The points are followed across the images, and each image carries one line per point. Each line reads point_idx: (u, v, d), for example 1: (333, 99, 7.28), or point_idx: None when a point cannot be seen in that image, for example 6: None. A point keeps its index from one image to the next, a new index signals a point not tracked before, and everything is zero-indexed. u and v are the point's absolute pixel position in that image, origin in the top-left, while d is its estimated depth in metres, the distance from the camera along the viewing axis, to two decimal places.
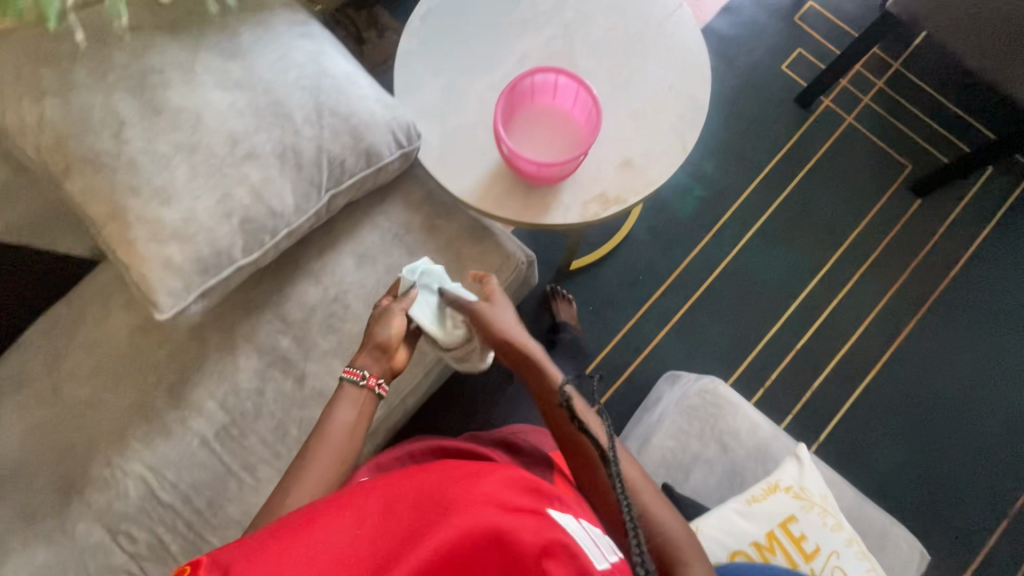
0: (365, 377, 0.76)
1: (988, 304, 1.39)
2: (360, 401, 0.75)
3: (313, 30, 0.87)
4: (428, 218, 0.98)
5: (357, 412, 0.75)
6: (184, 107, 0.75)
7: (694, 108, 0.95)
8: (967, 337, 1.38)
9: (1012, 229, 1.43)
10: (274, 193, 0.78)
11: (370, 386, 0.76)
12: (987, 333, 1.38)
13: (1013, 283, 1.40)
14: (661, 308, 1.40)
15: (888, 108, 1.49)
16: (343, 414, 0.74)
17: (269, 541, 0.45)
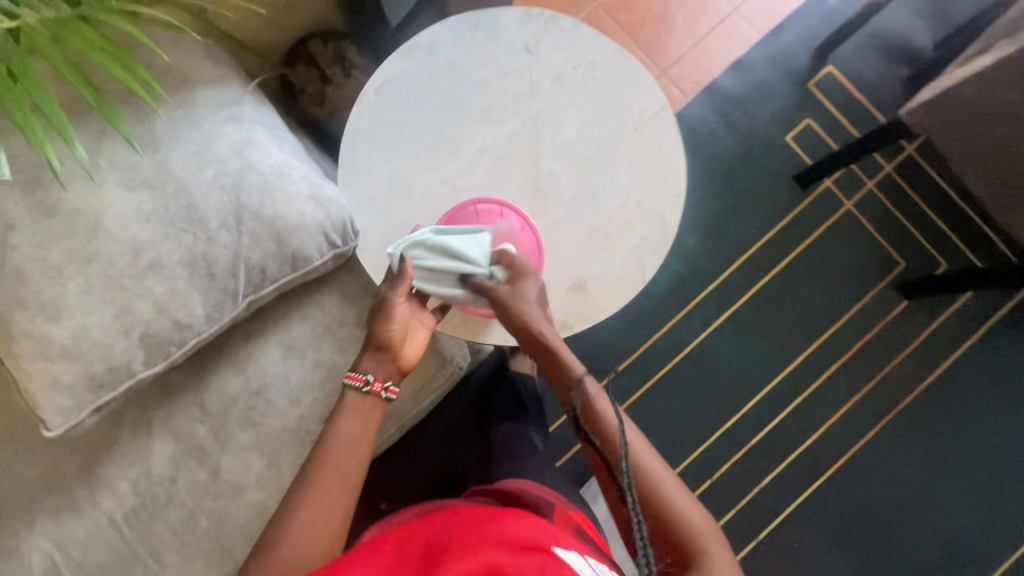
0: (368, 382, 0.75)
1: (958, 418, 1.34)
2: (365, 413, 0.75)
3: (245, 112, 0.79)
4: (364, 312, 0.92)
5: (361, 424, 0.74)
6: (81, 210, 0.69)
7: (660, 230, 0.87)
8: (930, 452, 1.33)
9: (1000, 343, 1.35)
10: (181, 305, 0.72)
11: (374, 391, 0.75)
12: (951, 448, 1.33)
13: (989, 399, 1.34)
14: (619, 385, 1.35)
15: (893, 196, 1.38)
16: (349, 424, 0.74)
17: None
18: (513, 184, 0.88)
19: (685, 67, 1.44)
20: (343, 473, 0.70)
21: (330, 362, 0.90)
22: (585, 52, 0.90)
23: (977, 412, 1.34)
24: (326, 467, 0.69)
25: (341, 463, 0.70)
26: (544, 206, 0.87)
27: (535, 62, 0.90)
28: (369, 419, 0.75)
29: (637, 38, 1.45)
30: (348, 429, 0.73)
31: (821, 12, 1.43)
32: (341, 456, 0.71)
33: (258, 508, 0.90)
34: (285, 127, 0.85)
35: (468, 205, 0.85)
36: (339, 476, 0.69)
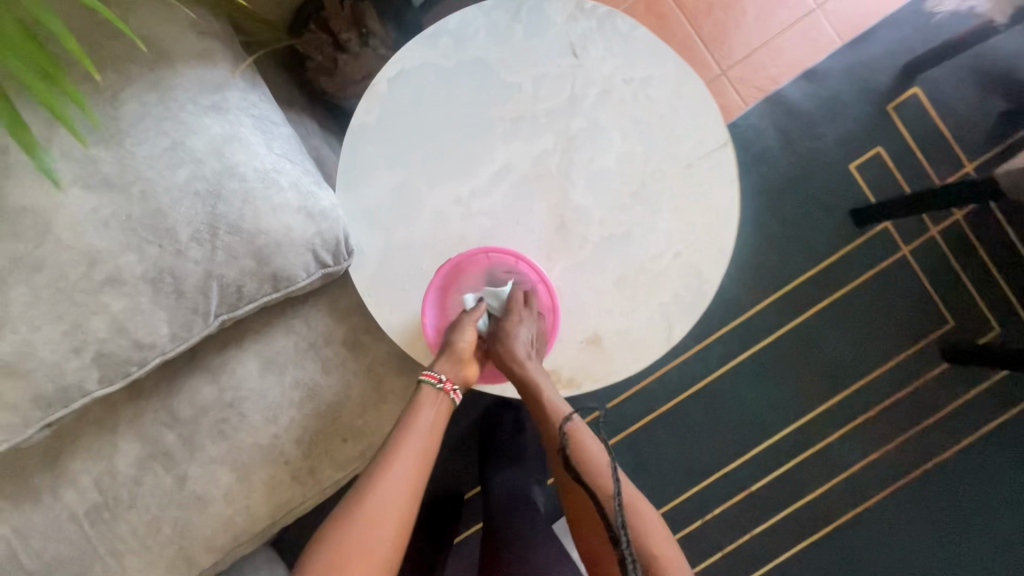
0: (442, 380, 0.70)
1: (979, 493, 1.23)
2: (437, 409, 0.71)
3: (229, 102, 0.68)
4: (353, 332, 0.85)
5: (432, 422, 0.70)
6: (27, 207, 0.59)
7: (697, 288, 0.76)
8: (943, 524, 1.23)
9: None
10: (142, 325, 0.64)
11: (445, 391, 0.71)
12: (967, 523, 1.23)
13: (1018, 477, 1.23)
14: (618, 413, 1.26)
15: (953, 247, 1.24)
16: (422, 421, 0.70)
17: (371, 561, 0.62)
18: (535, 212, 0.76)
19: (749, 69, 1.27)
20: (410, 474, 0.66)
21: (311, 382, 0.83)
22: (641, 65, 0.76)
23: (1001, 487, 1.23)
24: (394, 467, 0.66)
25: (407, 463, 0.67)
26: (567, 244, 0.76)
27: (580, 69, 0.76)
28: (443, 415, 0.72)
29: (700, 28, 1.27)
30: (419, 427, 0.69)
31: (917, 23, 1.24)
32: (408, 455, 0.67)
33: (224, 523, 0.84)
34: (279, 119, 0.74)
35: (479, 252, 0.75)
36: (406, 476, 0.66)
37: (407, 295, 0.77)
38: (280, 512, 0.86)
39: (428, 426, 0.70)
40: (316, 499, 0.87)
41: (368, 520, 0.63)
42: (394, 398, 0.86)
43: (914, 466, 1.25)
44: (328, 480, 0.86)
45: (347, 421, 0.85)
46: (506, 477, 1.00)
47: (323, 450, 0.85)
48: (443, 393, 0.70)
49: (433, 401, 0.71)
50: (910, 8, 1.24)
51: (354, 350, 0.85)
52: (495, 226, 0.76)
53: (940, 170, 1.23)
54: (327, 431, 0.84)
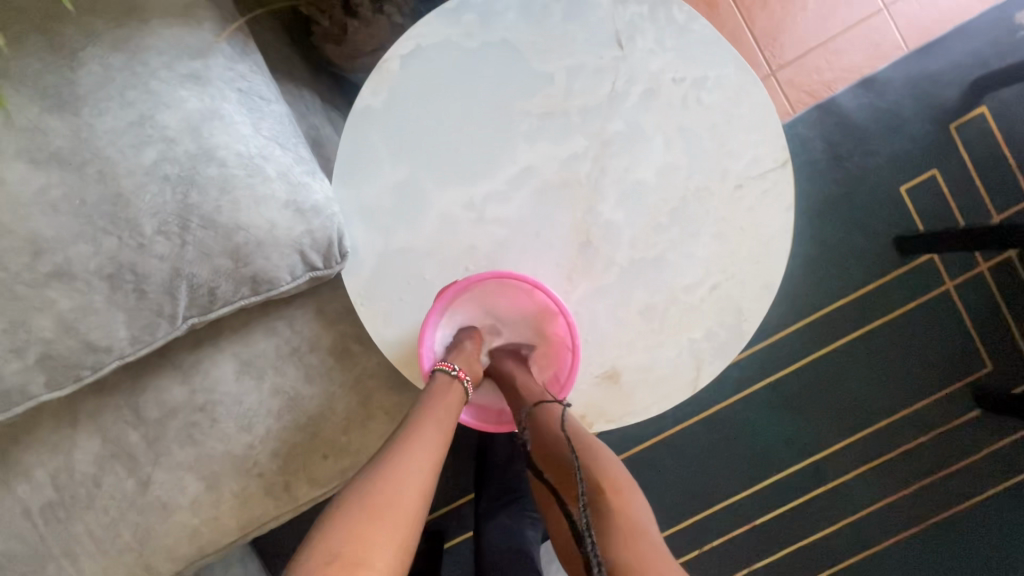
0: (456, 369, 0.62)
1: (1006, 550, 1.12)
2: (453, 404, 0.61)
3: (211, 72, 0.59)
4: (343, 339, 0.77)
5: (447, 414, 0.59)
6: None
7: (734, 328, 0.67)
8: None
9: None
10: (95, 326, 0.55)
11: (459, 378, 0.62)
12: None
13: None
14: (621, 435, 1.15)
15: (1002, 286, 1.14)
16: (434, 411, 0.58)
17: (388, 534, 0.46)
18: (557, 223, 0.66)
19: (801, 71, 1.15)
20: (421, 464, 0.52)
21: (292, 391, 0.76)
22: (695, 64, 0.65)
23: None
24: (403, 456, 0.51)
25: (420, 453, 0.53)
26: (590, 264, 0.67)
27: (623, 63, 0.65)
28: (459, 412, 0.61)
29: (752, 21, 1.16)
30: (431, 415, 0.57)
31: (993, 36, 1.12)
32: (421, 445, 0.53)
33: (188, 533, 0.77)
34: (271, 95, 0.64)
35: (491, 275, 0.65)
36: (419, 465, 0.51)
37: (405, 308, 0.68)
38: (250, 525, 0.79)
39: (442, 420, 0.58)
40: (290, 514, 0.80)
41: (367, 518, 0.45)
42: (384, 414, 0.78)
43: (933, 512, 1.13)
44: (304, 496, 0.78)
45: (329, 436, 0.77)
46: (502, 521, 0.93)
47: (301, 465, 0.77)
48: (454, 380, 0.62)
49: (451, 388, 0.61)
50: (988, 19, 1.12)
51: (343, 359, 0.77)
52: (511, 237, 0.67)
53: (999, 201, 1.12)
54: (307, 445, 0.77)
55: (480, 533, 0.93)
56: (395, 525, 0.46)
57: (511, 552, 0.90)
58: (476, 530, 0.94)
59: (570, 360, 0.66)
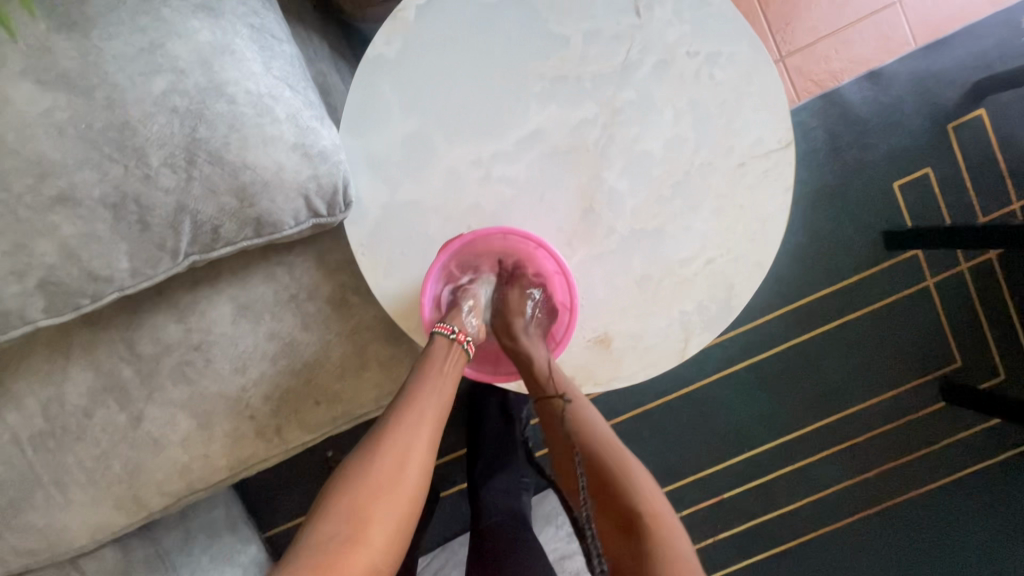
0: (455, 331, 0.66)
1: (957, 534, 1.18)
2: (446, 388, 0.64)
3: (224, 5, 0.58)
4: (342, 290, 0.77)
5: (438, 399, 0.63)
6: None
7: (724, 302, 0.69)
8: (913, 559, 1.18)
9: None
10: (97, 254, 0.55)
11: (459, 340, 0.66)
12: (938, 563, 1.18)
13: (1002, 525, 1.18)
14: (603, 406, 1.19)
15: (979, 285, 1.18)
16: (438, 388, 0.63)
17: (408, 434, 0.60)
18: (562, 187, 0.67)
19: (810, 59, 1.16)
20: (410, 455, 0.58)
21: (288, 337, 0.77)
22: (710, 39, 0.66)
23: (980, 531, 1.18)
24: (392, 449, 0.58)
25: (409, 448, 0.59)
26: (591, 230, 0.68)
27: (640, 31, 0.66)
28: (451, 395, 0.64)
29: (766, 4, 1.17)
30: (419, 407, 0.61)
31: (1000, 39, 1.13)
32: (410, 438, 0.59)
33: (178, 469, 0.78)
34: (282, 36, 0.63)
35: (498, 230, 0.66)
36: (408, 460, 0.58)
37: (405, 261, 0.68)
38: (240, 465, 0.80)
39: (433, 407, 0.62)
40: (280, 457, 0.82)
41: (362, 510, 0.54)
42: (377, 365, 0.80)
43: (890, 496, 1.19)
44: (294, 440, 0.80)
45: (323, 384, 0.78)
46: (497, 484, 0.92)
47: (293, 411, 0.79)
48: (454, 343, 0.66)
49: (443, 378, 0.64)
50: (996, 22, 1.13)
51: (340, 310, 0.78)
52: (515, 198, 0.67)
53: (986, 204, 1.15)
54: (299, 391, 0.78)
55: (475, 496, 0.91)
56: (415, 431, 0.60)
57: (507, 512, 0.88)
58: (472, 494, 0.92)
59: (567, 320, 0.69)
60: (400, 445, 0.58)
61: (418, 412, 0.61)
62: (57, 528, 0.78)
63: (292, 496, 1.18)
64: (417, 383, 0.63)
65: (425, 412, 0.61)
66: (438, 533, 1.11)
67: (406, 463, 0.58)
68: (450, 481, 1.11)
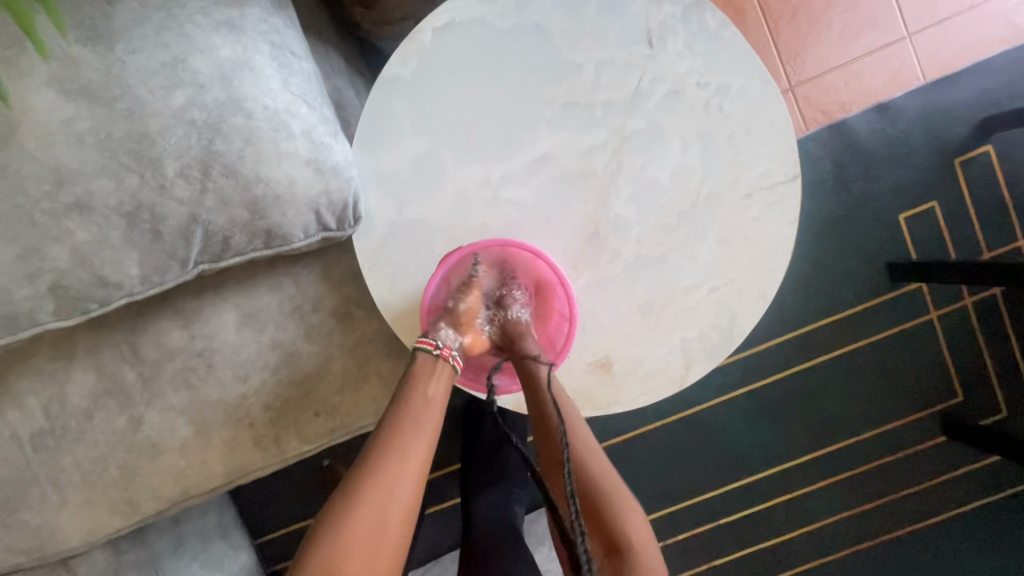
0: (438, 346, 0.65)
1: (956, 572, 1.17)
2: (439, 405, 0.63)
3: (247, 22, 0.60)
4: (347, 302, 0.78)
5: (434, 418, 0.62)
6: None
7: (726, 331, 0.69)
8: None
9: None
10: (109, 261, 0.56)
11: (443, 356, 0.65)
12: None
13: (1001, 565, 1.16)
14: (601, 425, 1.19)
15: (982, 321, 1.18)
16: (420, 429, 0.60)
17: (380, 476, 0.56)
18: (568, 209, 0.68)
19: (819, 90, 1.18)
20: (392, 501, 0.55)
21: (291, 347, 0.77)
22: (722, 72, 0.67)
23: (977, 570, 1.16)
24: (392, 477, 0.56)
25: (393, 487, 0.56)
26: (596, 255, 0.68)
27: (652, 61, 0.67)
28: (434, 432, 0.62)
29: (777, 34, 1.18)
30: (416, 427, 0.60)
31: (1007, 78, 1.14)
32: (392, 480, 0.56)
33: (175, 474, 0.78)
34: (302, 53, 0.65)
35: (496, 242, 0.67)
36: (396, 497, 0.56)
37: (410, 276, 0.69)
38: (236, 473, 0.80)
39: (417, 449, 0.59)
40: (276, 466, 0.82)
41: (339, 559, 0.52)
42: (377, 378, 0.80)
43: (890, 529, 1.18)
44: (291, 450, 0.80)
45: (323, 395, 0.79)
46: (491, 494, 0.92)
47: (292, 421, 0.79)
48: (438, 360, 0.64)
49: (427, 413, 0.61)
50: (1004, 60, 1.14)
51: (343, 322, 0.78)
52: (521, 220, 0.68)
53: (992, 240, 1.15)
54: (299, 401, 0.78)
55: (468, 505, 0.92)
56: (392, 471, 0.57)
57: (500, 523, 0.88)
58: (465, 503, 0.93)
59: (567, 330, 0.69)
60: (381, 492, 0.55)
61: (400, 452, 0.58)
62: (50, 528, 0.77)
63: (286, 505, 1.17)
64: (395, 420, 0.60)
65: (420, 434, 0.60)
66: (431, 549, 1.10)
67: (387, 510, 0.55)
68: (445, 496, 1.11)
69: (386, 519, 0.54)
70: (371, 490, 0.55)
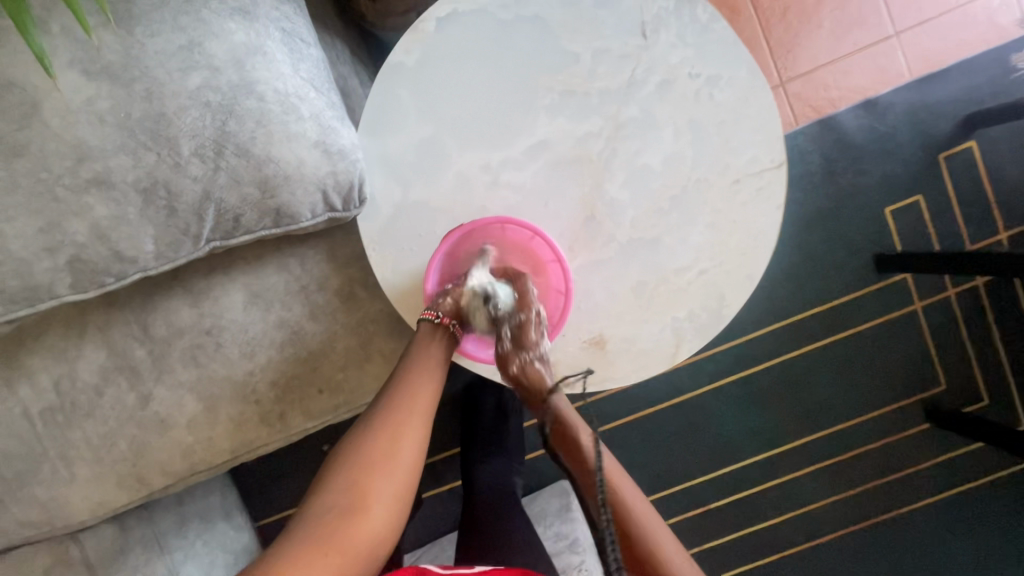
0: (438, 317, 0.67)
1: (938, 555, 1.20)
2: (439, 370, 0.67)
3: (259, 9, 0.63)
4: (351, 283, 0.81)
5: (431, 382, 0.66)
6: (16, 83, 0.55)
7: (715, 311, 0.72)
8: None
9: (1012, 493, 1.20)
10: (125, 236, 0.58)
11: (443, 324, 0.67)
12: None
13: (982, 548, 1.20)
14: (596, 411, 1.22)
15: (965, 311, 1.22)
16: (427, 376, 0.66)
17: (390, 416, 0.63)
18: (565, 193, 0.71)
19: (809, 86, 1.21)
20: (402, 437, 0.62)
21: (296, 326, 0.80)
22: (712, 63, 0.70)
23: (959, 553, 1.20)
24: (383, 431, 0.62)
25: (403, 426, 0.63)
26: (592, 237, 0.71)
27: (646, 52, 0.70)
28: (441, 378, 0.68)
29: (768, 32, 1.22)
30: (410, 387, 0.65)
31: (990, 76, 1.18)
32: (401, 419, 0.63)
33: (182, 449, 0.81)
34: (310, 40, 0.68)
35: (497, 220, 0.69)
36: (405, 434, 0.63)
37: (412, 257, 0.72)
38: (242, 449, 0.82)
39: (424, 393, 0.65)
40: (281, 443, 0.84)
41: (356, 485, 0.59)
42: (380, 357, 0.83)
43: (875, 513, 1.22)
44: (296, 427, 0.83)
45: (327, 373, 0.81)
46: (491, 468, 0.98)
47: (296, 398, 0.81)
48: (438, 327, 0.67)
49: (434, 361, 0.67)
50: (987, 59, 1.18)
51: (347, 303, 0.81)
52: (520, 203, 0.71)
53: (975, 232, 1.19)
54: (304, 379, 0.81)
55: (469, 479, 0.97)
56: (401, 411, 0.63)
57: (500, 492, 0.95)
58: (466, 476, 0.98)
59: (562, 304, 0.71)
60: (391, 429, 0.62)
61: (409, 396, 0.64)
62: (61, 501, 0.80)
63: (288, 487, 1.20)
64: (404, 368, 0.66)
65: (414, 394, 0.64)
66: (430, 529, 1.13)
67: (398, 445, 0.62)
68: (443, 479, 1.13)
69: (396, 453, 0.61)
70: (383, 428, 0.62)
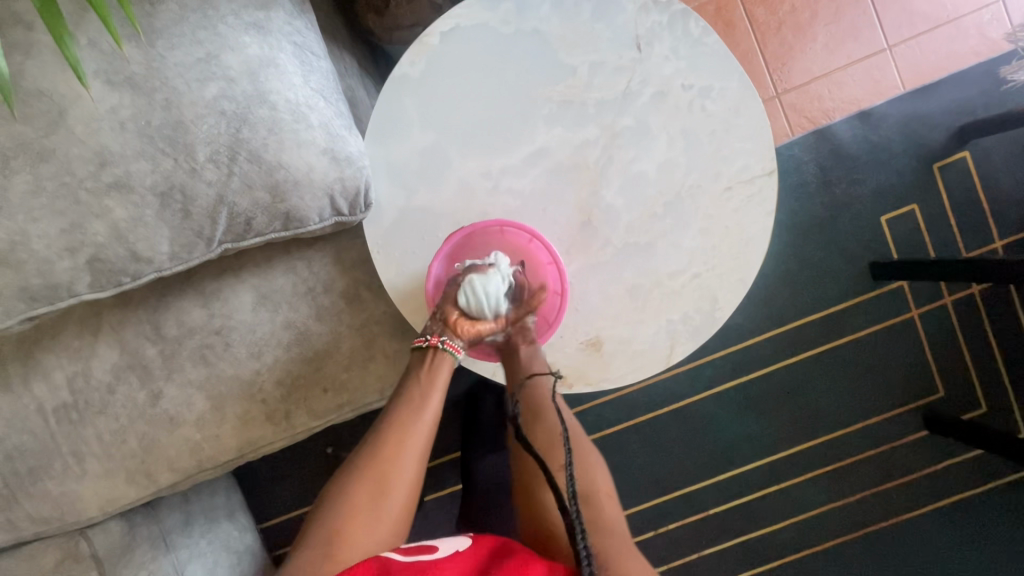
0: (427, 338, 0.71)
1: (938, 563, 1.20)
2: (433, 410, 0.69)
3: (273, 24, 0.66)
4: (356, 285, 0.84)
5: (424, 420, 0.68)
6: (43, 92, 0.59)
7: (708, 313, 0.74)
8: None
9: (1011, 501, 1.21)
10: (142, 237, 0.61)
11: (433, 344, 0.70)
12: None
13: (982, 556, 1.20)
14: (596, 415, 1.24)
15: (961, 319, 1.23)
16: (419, 421, 0.68)
17: (378, 463, 0.64)
18: (562, 199, 0.74)
19: (804, 97, 1.24)
20: (388, 483, 0.64)
21: (303, 327, 0.82)
22: (704, 74, 0.73)
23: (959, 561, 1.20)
24: (369, 476, 0.63)
25: (389, 471, 0.64)
26: (589, 241, 0.74)
27: (640, 65, 0.73)
28: (432, 423, 0.69)
29: (764, 45, 1.25)
30: (398, 434, 0.66)
31: (982, 87, 1.20)
32: (388, 465, 0.64)
33: (190, 446, 0.83)
34: (320, 52, 0.71)
35: (495, 223, 0.72)
36: (391, 481, 0.64)
37: (416, 260, 0.74)
38: (248, 447, 0.84)
39: (414, 438, 0.67)
40: (286, 441, 0.86)
41: (338, 533, 0.60)
42: (383, 358, 0.85)
43: (874, 520, 1.22)
44: (301, 425, 0.85)
45: (331, 372, 0.84)
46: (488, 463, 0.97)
47: (302, 397, 0.84)
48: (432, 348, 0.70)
49: (426, 404, 0.69)
50: (979, 71, 1.21)
51: (352, 305, 0.83)
52: (520, 208, 0.74)
53: (969, 241, 1.21)
54: (309, 378, 0.83)
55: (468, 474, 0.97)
56: (389, 457, 0.65)
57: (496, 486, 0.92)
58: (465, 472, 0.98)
59: (558, 304, 0.73)
60: (377, 476, 0.64)
61: (396, 442, 0.66)
62: (71, 495, 0.82)
63: (291, 488, 1.21)
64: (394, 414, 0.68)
65: (404, 438, 0.66)
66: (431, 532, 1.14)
67: (383, 492, 0.63)
68: (445, 481, 1.15)
69: (382, 501, 0.62)
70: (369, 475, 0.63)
